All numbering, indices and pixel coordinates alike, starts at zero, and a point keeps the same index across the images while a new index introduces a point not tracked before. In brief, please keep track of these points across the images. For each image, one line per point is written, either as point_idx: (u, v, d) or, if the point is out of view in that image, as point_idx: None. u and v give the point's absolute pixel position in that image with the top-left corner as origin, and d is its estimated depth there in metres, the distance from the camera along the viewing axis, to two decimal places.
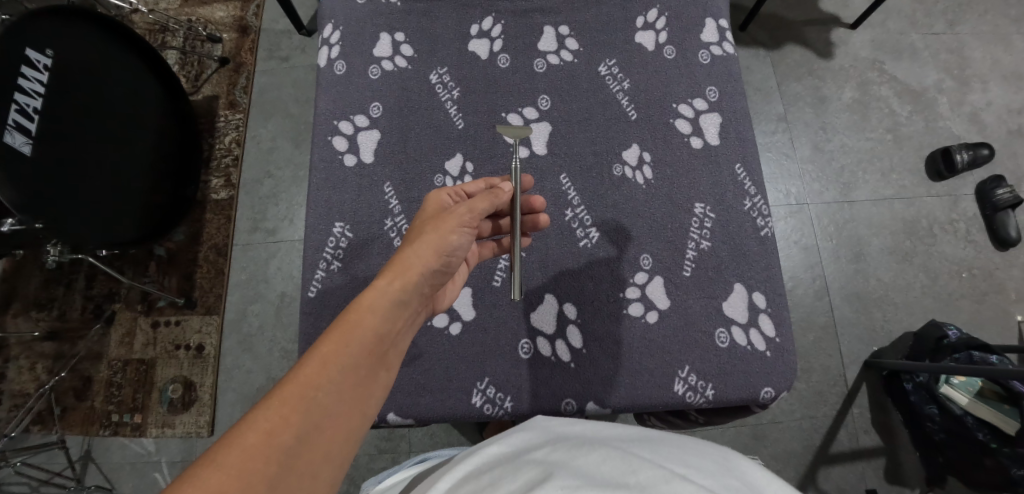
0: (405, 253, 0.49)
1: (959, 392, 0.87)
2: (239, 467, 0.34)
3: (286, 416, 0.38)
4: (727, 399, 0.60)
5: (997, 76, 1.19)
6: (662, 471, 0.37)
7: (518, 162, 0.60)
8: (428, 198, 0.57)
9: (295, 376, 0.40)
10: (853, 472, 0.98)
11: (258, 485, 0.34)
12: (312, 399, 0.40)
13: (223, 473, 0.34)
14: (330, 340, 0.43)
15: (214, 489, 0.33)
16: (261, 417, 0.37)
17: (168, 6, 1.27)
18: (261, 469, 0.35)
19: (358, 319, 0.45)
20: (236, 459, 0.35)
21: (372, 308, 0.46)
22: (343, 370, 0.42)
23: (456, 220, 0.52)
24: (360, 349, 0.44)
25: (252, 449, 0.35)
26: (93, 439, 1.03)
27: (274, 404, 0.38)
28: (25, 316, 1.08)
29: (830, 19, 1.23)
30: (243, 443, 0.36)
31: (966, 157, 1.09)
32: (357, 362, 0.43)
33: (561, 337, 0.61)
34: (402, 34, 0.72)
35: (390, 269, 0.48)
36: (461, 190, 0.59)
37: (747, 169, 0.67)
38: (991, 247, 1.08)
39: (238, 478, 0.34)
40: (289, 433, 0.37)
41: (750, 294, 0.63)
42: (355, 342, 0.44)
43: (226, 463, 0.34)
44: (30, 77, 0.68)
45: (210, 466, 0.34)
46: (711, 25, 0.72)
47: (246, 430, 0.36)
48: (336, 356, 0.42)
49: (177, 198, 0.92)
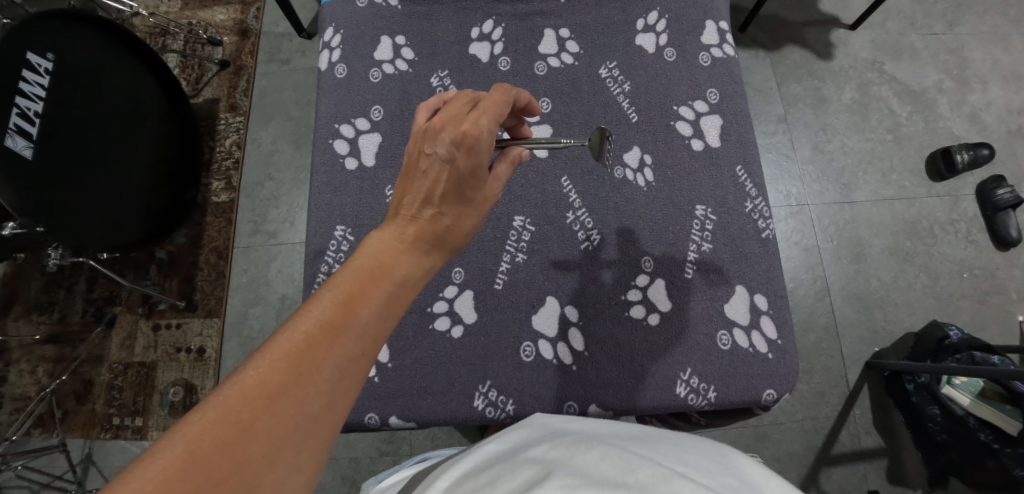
0: (445, 218, 0.44)
1: (961, 393, 0.87)
2: (237, 427, 0.29)
3: (295, 368, 0.31)
4: (729, 402, 0.60)
5: (997, 76, 1.19)
6: (661, 470, 0.37)
7: (575, 142, 0.56)
8: (468, 124, 0.43)
9: (300, 327, 0.33)
10: (855, 473, 0.98)
11: (255, 452, 0.28)
12: (321, 353, 0.32)
13: (201, 434, 0.28)
14: (352, 286, 0.36)
15: (202, 448, 0.27)
16: (261, 368, 0.31)
17: (168, 10, 1.27)
18: (259, 431, 0.29)
19: (383, 272, 0.38)
20: (230, 416, 0.29)
21: (398, 264, 0.39)
22: (361, 321, 0.35)
23: (491, 195, 0.47)
24: (381, 299, 0.37)
25: (248, 405, 0.29)
26: (94, 443, 1.02)
27: (277, 353, 0.31)
28: (26, 320, 1.08)
29: (830, 21, 1.23)
30: (232, 401, 0.29)
31: (967, 157, 1.09)
32: (379, 316, 0.36)
33: (564, 341, 0.61)
34: (402, 37, 0.72)
35: (420, 230, 0.42)
36: (499, 113, 0.45)
37: (747, 171, 0.67)
38: (992, 247, 1.08)
39: (229, 439, 0.28)
40: (296, 389, 0.31)
41: (751, 297, 0.63)
42: (378, 292, 0.37)
43: (211, 425, 0.28)
44: (30, 80, 0.68)
45: (188, 426, 0.28)
46: (711, 27, 0.72)
47: (244, 382, 0.30)
48: (359, 305, 0.35)
49: (176, 200, 0.92)
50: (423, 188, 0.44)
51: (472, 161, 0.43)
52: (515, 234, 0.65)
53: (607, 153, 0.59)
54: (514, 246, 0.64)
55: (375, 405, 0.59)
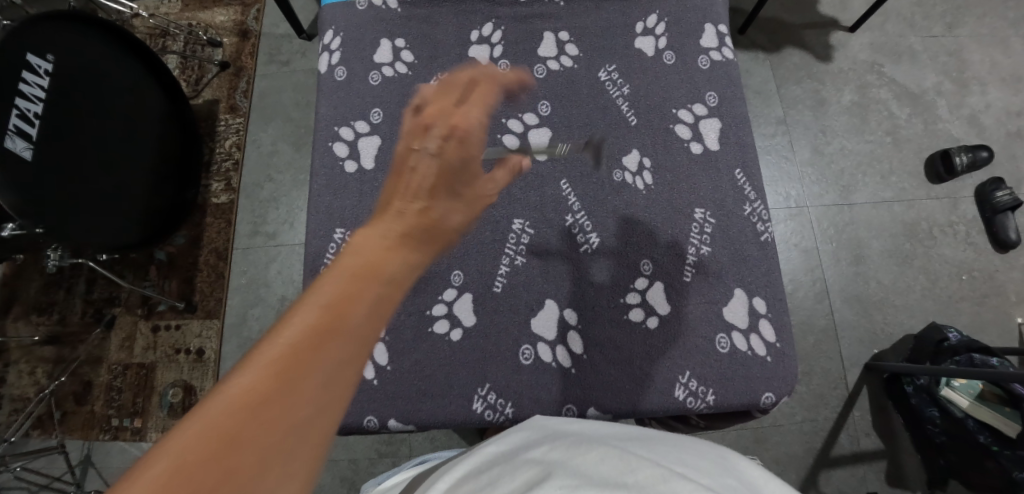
0: (434, 212, 0.42)
1: (960, 395, 0.88)
2: (225, 437, 0.25)
3: (287, 370, 0.28)
4: (728, 405, 0.60)
5: (996, 78, 1.19)
6: (661, 471, 0.37)
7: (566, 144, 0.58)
8: (461, 116, 0.44)
9: (287, 328, 0.30)
10: (854, 475, 0.98)
11: (246, 464, 0.25)
12: (309, 353, 0.29)
13: (184, 453, 0.24)
14: (338, 280, 0.33)
15: (186, 467, 0.24)
16: (250, 375, 0.28)
17: (169, 11, 1.28)
18: (249, 442, 0.26)
19: (372, 265, 0.35)
20: (218, 427, 0.26)
21: (385, 257, 0.36)
22: (352, 318, 0.31)
23: (484, 192, 0.47)
24: (371, 295, 0.33)
25: (238, 414, 0.26)
26: (93, 444, 1.02)
27: (266, 357, 0.28)
28: (25, 320, 1.08)
29: (830, 23, 1.23)
30: (218, 414, 0.26)
31: (966, 159, 1.09)
32: (368, 312, 0.33)
33: (562, 344, 0.61)
34: (402, 40, 0.72)
35: (411, 225, 0.40)
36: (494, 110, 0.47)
37: (746, 174, 0.67)
38: (991, 249, 1.08)
39: (216, 454, 0.25)
40: (289, 391, 0.27)
41: (750, 300, 0.63)
42: (366, 285, 0.33)
43: (196, 442, 0.25)
44: (30, 81, 0.68)
45: (169, 449, 0.25)
46: (711, 30, 0.73)
47: (233, 392, 0.27)
48: (344, 301, 0.32)
49: (175, 201, 0.92)
50: (412, 184, 0.42)
51: (463, 153, 0.44)
52: (514, 237, 0.65)
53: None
54: (513, 249, 0.65)
55: (374, 407, 0.59)
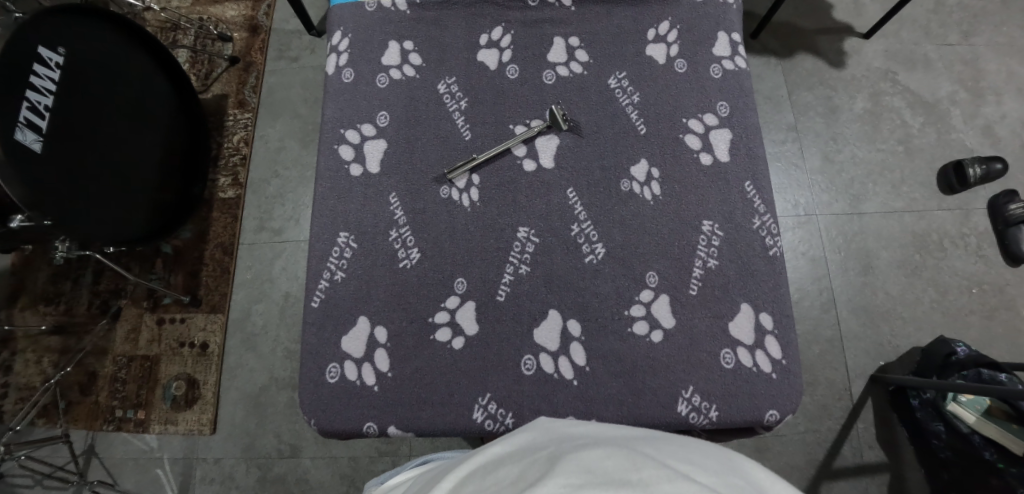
0: None
1: (966, 410, 0.86)
2: None
3: None
4: (731, 421, 0.59)
5: (1012, 89, 1.17)
6: (666, 469, 0.36)
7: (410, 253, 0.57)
8: None
9: None
10: (856, 487, 0.97)
11: None
12: None
13: None
14: None
15: None
16: None
17: (180, 5, 1.28)
18: None
19: None
20: None
21: None
22: None
23: None
24: None
25: None
26: (97, 434, 1.03)
27: None
28: (33, 310, 1.09)
29: (843, 29, 1.22)
30: None
31: (979, 171, 1.07)
32: None
33: (564, 354, 0.61)
34: (411, 42, 0.72)
35: None
36: None
37: (756, 187, 0.66)
38: (1003, 263, 1.06)
39: None
40: None
41: (756, 315, 0.62)
42: None
43: None
44: (41, 74, 0.68)
45: None
46: (723, 38, 0.72)
47: None
48: None
49: (184, 194, 0.93)
50: None
51: None
52: (519, 246, 0.64)
53: (564, 124, 0.68)
54: (517, 258, 0.64)
55: (374, 414, 0.59)
